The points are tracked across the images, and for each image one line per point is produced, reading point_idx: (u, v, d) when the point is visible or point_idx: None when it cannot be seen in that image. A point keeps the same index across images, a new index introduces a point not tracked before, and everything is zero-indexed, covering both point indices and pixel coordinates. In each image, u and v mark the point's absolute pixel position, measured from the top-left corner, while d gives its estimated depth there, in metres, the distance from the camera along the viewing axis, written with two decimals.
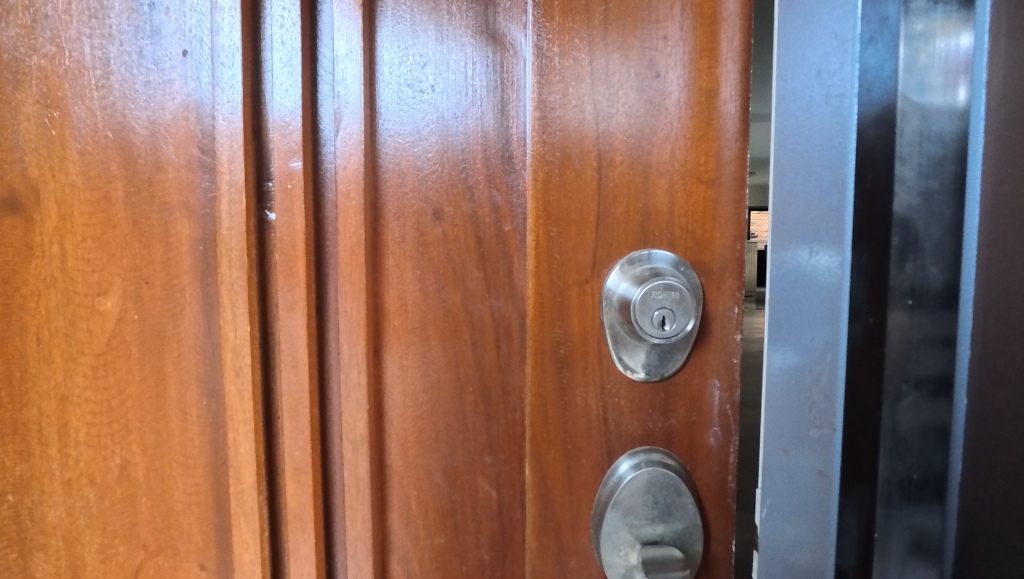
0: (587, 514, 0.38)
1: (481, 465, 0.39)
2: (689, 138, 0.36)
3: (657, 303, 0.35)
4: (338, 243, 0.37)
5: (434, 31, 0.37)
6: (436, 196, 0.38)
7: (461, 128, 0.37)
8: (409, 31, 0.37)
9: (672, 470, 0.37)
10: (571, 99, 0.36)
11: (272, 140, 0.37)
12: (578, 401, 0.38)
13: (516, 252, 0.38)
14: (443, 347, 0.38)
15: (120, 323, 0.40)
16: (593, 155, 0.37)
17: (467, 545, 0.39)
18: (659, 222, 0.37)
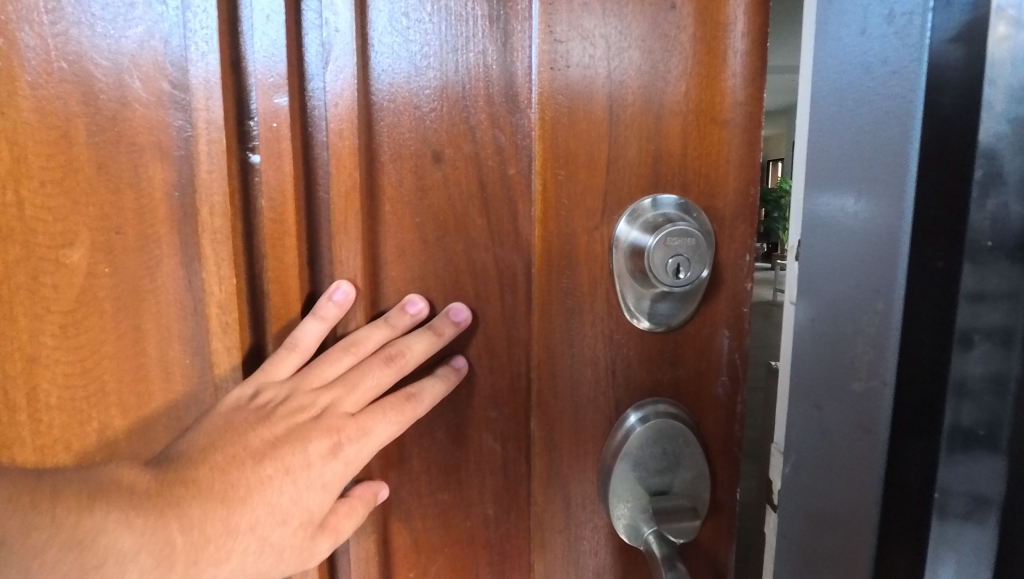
0: (594, 466, 0.37)
1: (486, 420, 0.37)
2: (704, 76, 0.34)
3: (672, 249, 0.33)
4: (330, 189, 0.34)
5: None
6: (437, 135, 0.35)
7: (461, 59, 0.34)
8: None
9: (679, 420, 0.36)
10: (581, 33, 0.34)
11: (254, 75, 0.33)
12: (586, 351, 0.36)
13: (522, 197, 0.35)
14: (444, 298, 0.36)
15: (90, 278, 0.36)
16: (604, 92, 0.34)
17: (473, 501, 0.38)
18: (672, 165, 0.35)
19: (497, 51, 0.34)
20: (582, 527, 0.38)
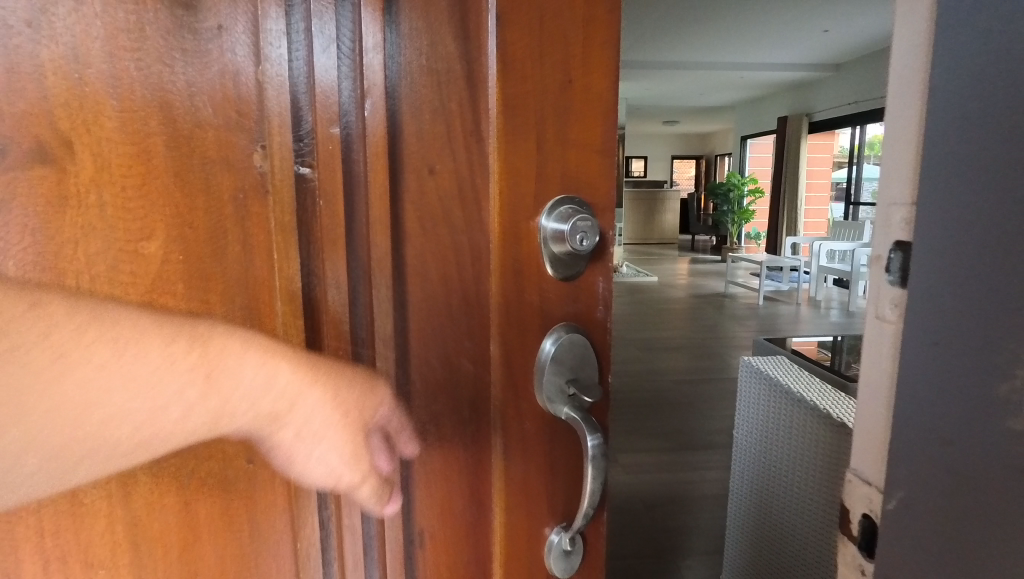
0: (534, 375, 0.53)
1: (461, 349, 0.52)
2: (586, 113, 0.52)
3: (580, 230, 0.50)
4: (365, 194, 0.49)
5: (421, 18, 0.48)
6: (431, 154, 0.50)
7: (445, 101, 0.49)
8: (402, 20, 0.47)
9: (578, 334, 0.53)
10: (523, 82, 0.49)
11: (314, 111, 0.47)
12: (528, 297, 0.52)
13: (484, 196, 0.51)
14: (438, 269, 0.51)
15: (164, 264, 0.45)
16: (535, 123, 0.50)
17: (454, 410, 0.53)
18: (576, 168, 0.52)
19: (465, 95, 0.49)
20: (531, 423, 0.54)
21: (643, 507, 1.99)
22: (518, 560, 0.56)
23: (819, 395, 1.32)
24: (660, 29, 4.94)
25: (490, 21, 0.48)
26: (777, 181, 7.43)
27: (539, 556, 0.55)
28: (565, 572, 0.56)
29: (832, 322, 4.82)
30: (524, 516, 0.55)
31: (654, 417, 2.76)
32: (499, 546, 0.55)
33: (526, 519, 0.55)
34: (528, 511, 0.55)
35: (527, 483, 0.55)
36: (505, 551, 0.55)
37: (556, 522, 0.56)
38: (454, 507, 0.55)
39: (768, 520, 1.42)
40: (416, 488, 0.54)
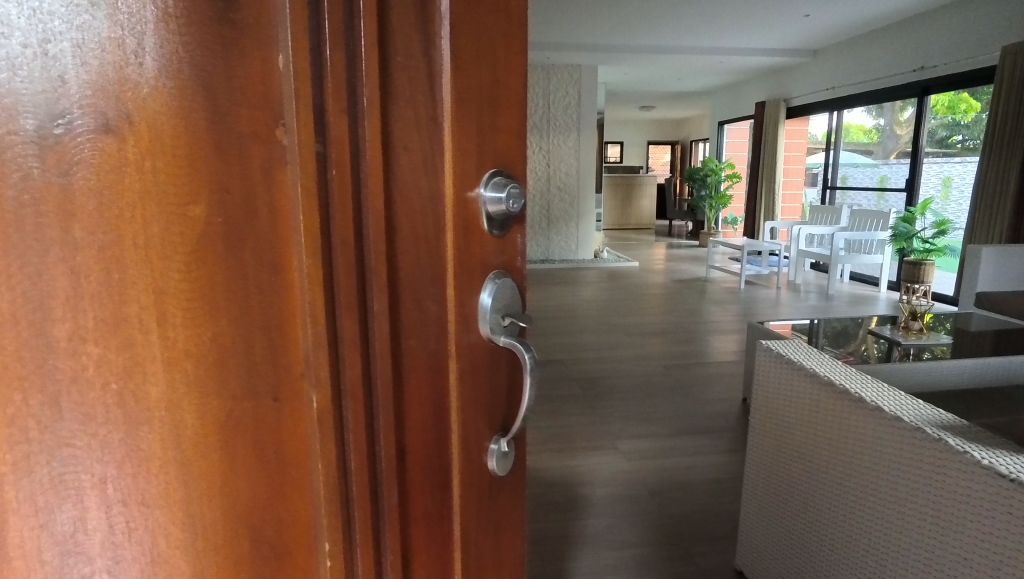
0: (478, 332, 0.46)
1: (427, 321, 0.43)
2: (506, 62, 0.44)
3: (509, 188, 0.44)
4: (367, 167, 0.40)
5: None
6: (403, 136, 0.40)
7: (412, 93, 0.40)
8: None
9: (508, 280, 0.47)
10: (469, 44, 0.42)
11: (330, 83, 0.38)
12: (473, 251, 0.44)
13: (440, 171, 0.42)
14: (418, 246, 0.42)
15: (209, 227, 0.39)
16: (477, 85, 0.43)
17: (414, 401, 0.44)
18: (501, 143, 0.45)
19: (428, 91, 0.41)
20: (479, 390, 0.47)
21: (647, 493, 1.97)
22: (471, 480, 0.48)
23: (846, 377, 1.20)
24: (640, 12, 4.85)
25: (445, 16, 0.41)
26: (754, 167, 7.50)
27: (484, 472, 0.49)
28: (505, 475, 0.50)
29: (811, 305, 4.89)
30: (475, 428, 0.47)
31: (646, 402, 2.74)
32: (458, 484, 0.47)
33: (474, 436, 0.47)
34: (477, 434, 0.48)
35: (478, 404, 0.47)
36: (463, 468, 0.47)
37: (495, 434, 0.49)
38: (431, 434, 0.45)
39: (786, 510, 1.31)
40: (407, 416, 0.44)
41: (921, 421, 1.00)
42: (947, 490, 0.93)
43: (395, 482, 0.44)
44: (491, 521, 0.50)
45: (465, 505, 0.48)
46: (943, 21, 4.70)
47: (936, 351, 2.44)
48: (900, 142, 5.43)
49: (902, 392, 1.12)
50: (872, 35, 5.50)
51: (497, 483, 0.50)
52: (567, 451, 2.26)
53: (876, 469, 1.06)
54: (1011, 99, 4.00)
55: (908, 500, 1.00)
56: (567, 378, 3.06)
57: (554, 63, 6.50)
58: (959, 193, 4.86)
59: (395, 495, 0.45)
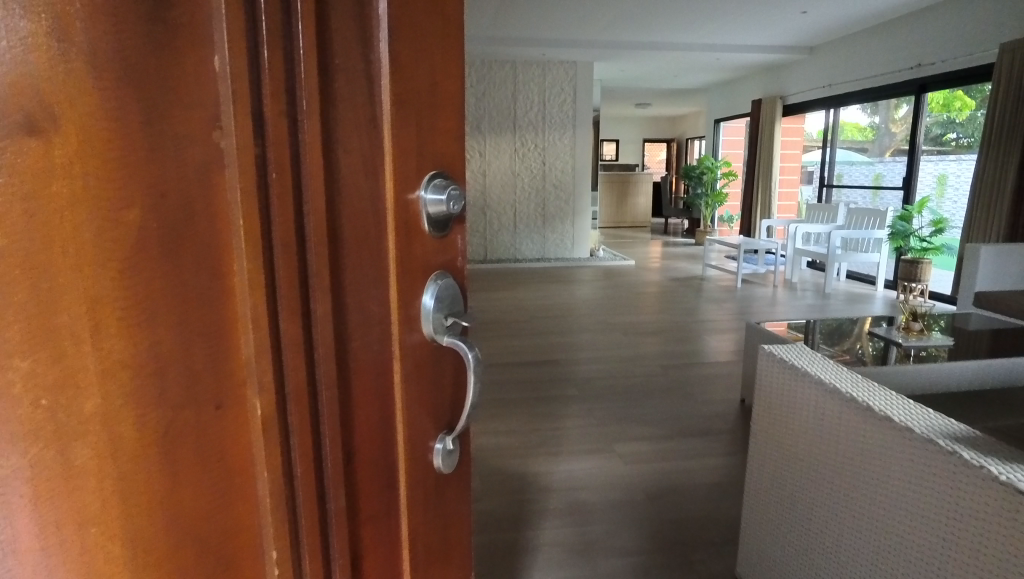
0: (422, 332, 0.49)
1: (370, 320, 0.46)
2: (442, 71, 0.48)
3: (449, 193, 0.48)
4: (308, 170, 0.41)
5: None
6: (342, 138, 0.42)
7: (352, 94, 0.42)
8: None
9: (449, 280, 0.51)
10: (407, 51, 0.44)
11: (267, 87, 0.38)
12: (415, 251, 0.47)
13: (380, 172, 0.44)
14: (360, 248, 0.44)
15: (145, 229, 0.35)
16: (414, 89, 0.45)
17: (363, 398, 0.47)
18: (440, 145, 0.49)
19: (368, 93, 0.43)
20: (424, 385, 0.51)
21: (644, 498, 1.93)
22: (418, 477, 0.52)
23: (854, 385, 1.15)
24: (637, 8, 4.79)
25: (382, 21, 0.43)
26: (749, 165, 7.48)
27: (431, 470, 0.53)
28: (450, 469, 0.55)
29: (807, 304, 4.85)
30: (421, 427, 0.51)
31: (642, 403, 2.69)
32: (404, 474, 0.51)
33: (419, 431, 0.51)
34: (420, 427, 0.51)
35: (423, 401, 0.51)
36: (407, 464, 0.51)
37: (441, 433, 0.53)
38: (377, 432, 0.48)
39: (791, 519, 1.27)
40: (353, 414, 0.46)
41: (933, 432, 0.96)
42: (962, 506, 0.88)
43: (342, 484, 0.46)
44: (435, 518, 0.54)
45: (411, 497, 0.52)
46: (941, 17, 4.67)
47: (935, 352, 2.38)
48: (896, 139, 5.41)
49: (910, 400, 1.08)
50: (867, 33, 5.49)
51: (443, 477, 0.55)
52: (562, 455, 2.21)
53: (888, 482, 1.01)
54: (1009, 96, 3.97)
55: (920, 515, 0.95)
56: (562, 380, 3.01)
57: (549, 60, 6.43)
58: (954, 191, 4.85)
59: (343, 498, 0.47)
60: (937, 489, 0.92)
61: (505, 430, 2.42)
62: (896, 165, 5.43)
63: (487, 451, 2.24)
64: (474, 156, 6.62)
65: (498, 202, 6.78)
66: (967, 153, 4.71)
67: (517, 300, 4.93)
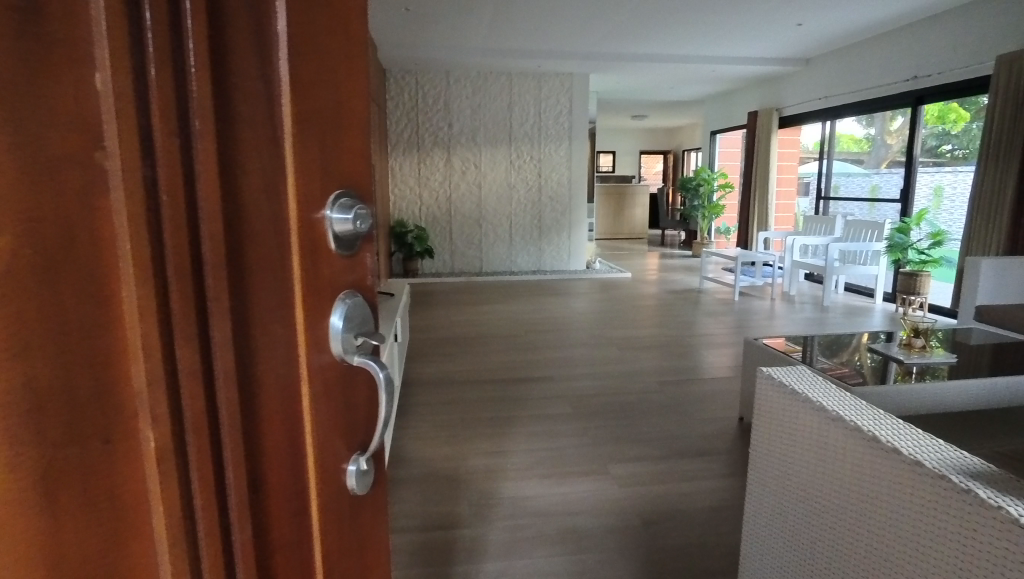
0: (334, 356, 0.45)
1: (274, 349, 0.41)
2: (348, 88, 0.44)
3: (355, 211, 0.44)
4: (201, 186, 0.36)
5: None
6: (242, 157, 0.38)
7: (251, 110, 0.38)
8: None
9: (359, 300, 0.46)
10: (310, 63, 0.40)
11: (153, 95, 0.33)
12: (323, 271, 0.43)
13: (283, 189, 0.40)
14: (262, 269, 0.39)
15: (14, 256, 0.30)
16: (321, 106, 0.42)
17: (266, 436, 0.41)
18: (347, 161, 0.44)
19: (267, 106, 0.38)
20: (337, 414, 0.46)
21: (640, 524, 1.85)
22: (331, 508, 0.46)
23: (860, 413, 1.09)
24: (633, 19, 4.75)
25: (283, 37, 0.39)
26: (746, 177, 7.45)
27: (344, 492, 0.47)
28: (364, 494, 0.49)
29: (806, 317, 4.79)
30: (334, 453, 0.46)
31: (639, 422, 2.62)
32: (317, 510, 0.45)
33: (333, 463, 0.46)
34: (334, 458, 0.46)
35: (334, 426, 0.46)
36: (319, 493, 0.45)
37: (354, 453, 0.48)
38: (285, 461, 0.43)
39: (793, 551, 1.19)
40: (262, 445, 0.41)
41: (946, 467, 0.89)
42: (980, 550, 0.80)
43: (247, 518, 0.41)
44: (353, 538, 0.49)
45: (326, 529, 0.46)
46: (935, 29, 4.66)
47: (938, 369, 2.30)
48: (892, 150, 5.38)
49: (921, 431, 1.01)
50: (862, 45, 5.47)
51: (358, 502, 0.50)
52: (555, 477, 2.13)
53: (896, 520, 0.93)
54: (1006, 107, 3.94)
55: (929, 554, 0.87)
56: (557, 397, 2.93)
57: (544, 72, 6.41)
58: (950, 203, 4.81)
59: (249, 529, 0.41)
60: (958, 536, 0.83)
61: (496, 450, 2.34)
62: (892, 176, 5.39)
63: (478, 472, 2.16)
64: (470, 168, 6.58)
65: (494, 214, 6.72)
66: (963, 164, 4.67)
67: (512, 313, 4.87)
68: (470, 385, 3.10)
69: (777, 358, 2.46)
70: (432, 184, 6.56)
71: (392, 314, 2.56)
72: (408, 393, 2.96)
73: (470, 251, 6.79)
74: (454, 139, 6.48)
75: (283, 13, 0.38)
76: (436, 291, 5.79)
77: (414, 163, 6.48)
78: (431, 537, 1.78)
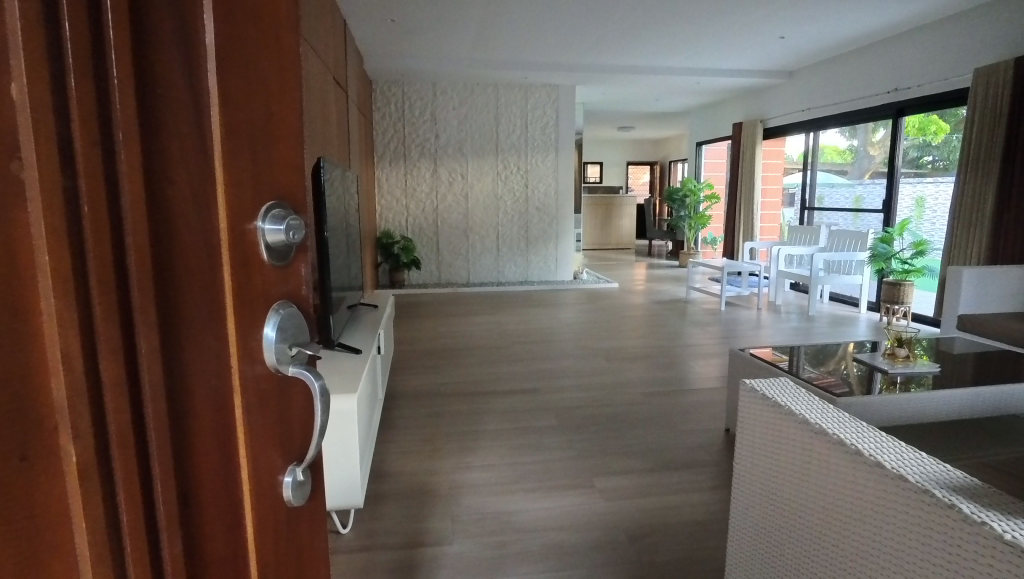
0: (268, 366, 0.44)
1: (205, 358, 0.40)
2: (279, 102, 0.45)
3: (290, 223, 0.45)
4: (125, 193, 0.35)
5: None
6: (168, 168, 0.37)
7: (176, 119, 0.37)
8: None
9: (293, 309, 0.46)
10: (239, 77, 0.41)
11: (73, 97, 0.32)
12: (255, 281, 0.43)
13: (213, 199, 0.40)
14: (192, 279, 0.39)
15: None
16: (250, 120, 0.42)
17: (196, 447, 0.40)
18: (280, 175, 0.45)
19: (194, 116, 0.38)
20: (273, 423, 0.45)
21: (626, 539, 1.82)
22: (268, 518, 0.45)
23: (840, 425, 1.08)
24: (619, 32, 4.79)
25: (211, 49, 0.38)
26: (732, 188, 7.51)
27: (281, 505, 0.47)
28: (302, 505, 0.49)
29: (792, 326, 4.80)
30: (270, 464, 0.45)
31: (625, 434, 2.60)
32: (252, 521, 0.44)
33: (268, 474, 0.45)
34: (270, 469, 0.45)
35: (272, 436, 0.45)
36: (254, 505, 0.44)
37: (290, 465, 0.47)
38: (218, 473, 0.42)
39: (778, 566, 1.17)
40: (192, 458, 0.40)
41: (930, 482, 0.87)
42: (967, 563, 0.78)
43: (177, 532, 0.39)
44: (290, 549, 0.48)
45: (262, 541, 0.45)
46: (915, 43, 4.74)
47: (922, 379, 2.31)
48: (875, 161, 5.44)
49: (904, 443, 1.00)
50: (844, 58, 5.55)
51: (296, 514, 0.49)
52: (541, 492, 2.10)
53: (880, 533, 0.92)
54: (984, 119, 4.01)
55: (914, 570, 0.86)
56: (542, 410, 2.90)
57: (530, 83, 6.43)
58: (932, 213, 4.86)
59: (179, 544, 0.39)
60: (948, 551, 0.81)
61: (481, 464, 2.31)
62: (875, 187, 5.45)
63: (462, 488, 2.13)
64: (457, 179, 6.58)
65: (481, 225, 6.71)
66: (944, 175, 4.73)
67: (500, 325, 4.84)
68: (457, 398, 3.06)
69: (764, 369, 2.45)
70: (419, 195, 6.54)
71: (375, 327, 2.52)
72: (392, 407, 2.91)
73: (457, 262, 6.77)
74: (441, 150, 6.47)
75: (209, 22, 0.38)
76: (423, 302, 5.76)
77: (400, 174, 6.47)
78: (414, 554, 1.75)
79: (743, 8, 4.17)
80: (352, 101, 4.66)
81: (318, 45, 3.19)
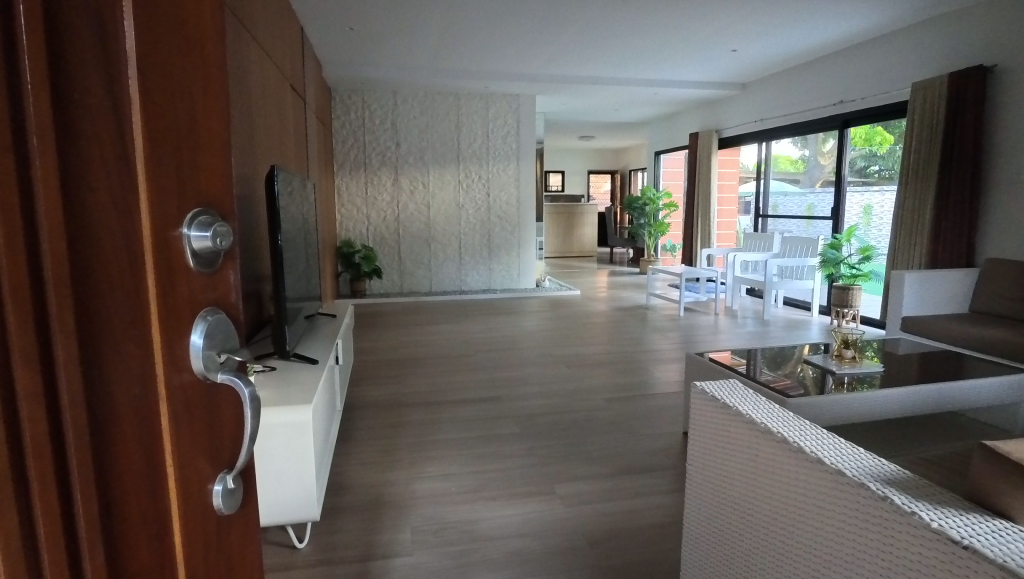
0: (195, 371, 0.46)
1: (129, 365, 0.40)
2: (199, 115, 0.47)
3: (219, 233, 0.47)
4: (42, 198, 0.34)
5: None
6: (87, 174, 0.37)
7: (96, 125, 0.38)
8: None
9: (221, 316, 0.48)
10: (159, 88, 0.42)
11: None
12: (179, 287, 0.44)
13: (136, 208, 0.40)
14: (115, 285, 0.39)
15: None
16: (168, 132, 0.44)
17: (120, 453, 0.40)
18: (202, 183, 0.47)
19: (114, 124, 0.39)
20: (200, 426, 0.47)
21: (586, 543, 1.84)
22: (195, 522, 0.47)
23: (776, 421, 1.13)
24: (578, 43, 4.87)
25: (130, 61, 0.40)
26: (690, 196, 7.69)
27: (210, 512, 0.48)
28: (232, 512, 0.51)
29: (749, 331, 4.93)
30: (196, 469, 0.47)
31: (586, 441, 2.62)
32: (179, 526, 0.45)
33: (196, 477, 0.47)
34: (197, 473, 0.47)
35: (196, 442, 0.47)
36: (181, 509, 0.45)
37: (220, 473, 0.50)
38: (143, 480, 0.42)
39: (723, 562, 1.21)
40: (116, 467, 0.40)
41: (865, 475, 0.92)
42: (896, 552, 0.82)
43: (101, 541, 0.39)
44: (218, 554, 0.49)
45: (188, 547, 0.46)
46: (860, 57, 4.94)
47: (870, 379, 2.40)
48: (824, 171, 5.65)
49: (835, 436, 1.06)
50: (794, 72, 5.75)
51: (225, 522, 0.51)
52: (502, 499, 2.11)
53: (818, 527, 0.96)
54: (922, 132, 4.22)
55: (851, 560, 0.90)
56: (505, 417, 2.91)
57: (492, 93, 6.46)
58: (878, 220, 5.07)
59: (101, 555, 0.39)
60: (883, 544, 0.84)
61: (442, 473, 2.30)
62: (825, 196, 5.66)
63: (423, 497, 2.11)
64: (418, 188, 6.55)
65: (443, 234, 6.70)
66: (888, 184, 4.94)
67: (463, 333, 4.83)
68: (419, 407, 3.04)
69: (721, 374, 2.51)
70: (380, 204, 6.49)
71: (333, 337, 2.49)
72: (353, 418, 2.88)
73: (419, 271, 6.73)
74: (402, 158, 6.44)
75: (130, 33, 0.40)
76: (384, 312, 5.69)
77: (361, 183, 6.41)
78: (373, 565, 1.73)
79: (697, 21, 4.29)
80: (310, 109, 4.60)
81: (274, 53, 3.15)
